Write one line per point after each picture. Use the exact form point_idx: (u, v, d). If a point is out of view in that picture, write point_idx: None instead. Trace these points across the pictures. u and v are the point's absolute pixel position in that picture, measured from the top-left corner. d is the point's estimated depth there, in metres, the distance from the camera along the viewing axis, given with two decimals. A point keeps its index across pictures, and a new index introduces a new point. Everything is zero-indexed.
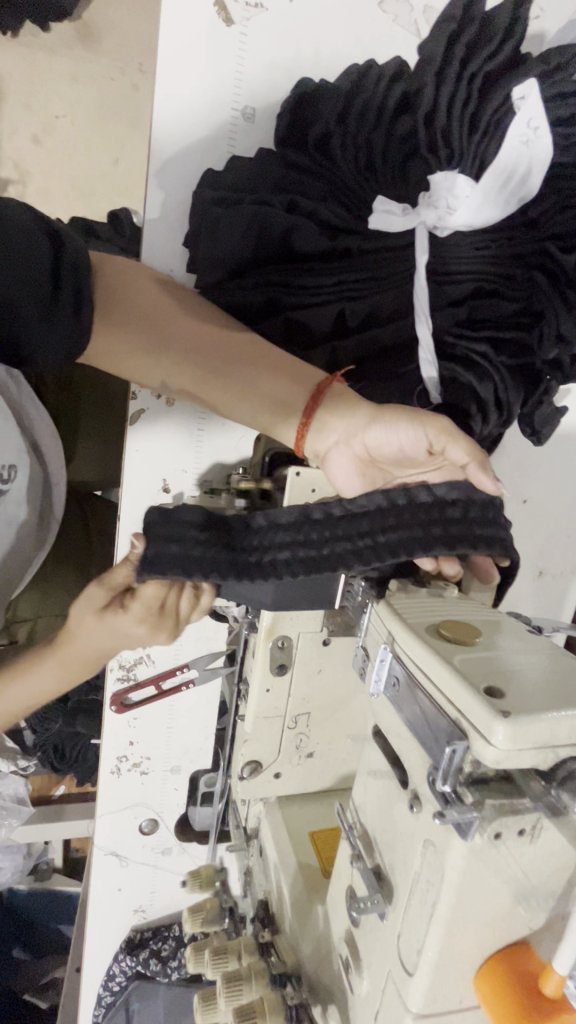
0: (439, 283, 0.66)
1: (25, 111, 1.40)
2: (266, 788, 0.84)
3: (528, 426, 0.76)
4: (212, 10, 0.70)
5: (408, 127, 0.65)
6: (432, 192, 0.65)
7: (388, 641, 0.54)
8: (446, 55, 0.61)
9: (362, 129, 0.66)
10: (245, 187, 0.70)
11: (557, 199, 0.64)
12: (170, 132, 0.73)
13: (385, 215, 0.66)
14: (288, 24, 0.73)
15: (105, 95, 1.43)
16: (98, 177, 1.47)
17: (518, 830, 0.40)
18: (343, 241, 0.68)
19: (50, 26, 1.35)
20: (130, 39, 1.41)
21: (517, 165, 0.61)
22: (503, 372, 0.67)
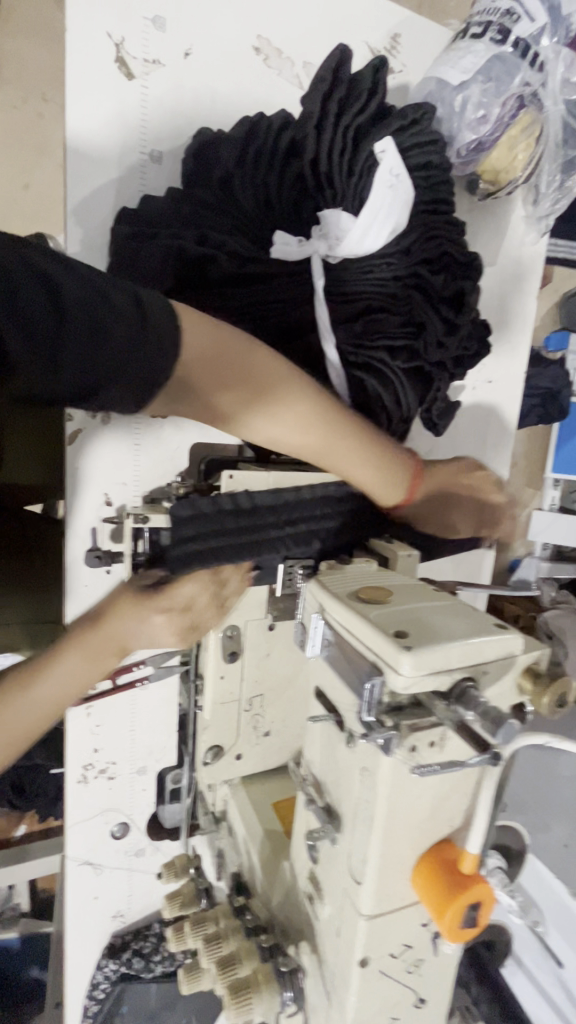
0: (337, 302, 0.77)
1: None
2: (229, 770, 0.90)
3: (429, 420, 0.87)
4: (115, 67, 0.78)
5: (297, 170, 0.75)
6: (323, 225, 0.76)
7: (319, 610, 0.62)
8: (323, 110, 0.72)
9: (258, 172, 0.76)
10: (160, 223, 0.78)
11: (424, 228, 0.76)
12: (85, 177, 0.80)
13: (284, 245, 0.77)
14: (184, 78, 0.82)
15: (7, 125, 1.43)
16: (8, 204, 1.46)
17: (429, 741, 0.51)
18: (251, 267, 0.75)
19: None
20: (29, 70, 1.42)
21: (386, 203, 0.71)
22: (401, 376, 0.78)
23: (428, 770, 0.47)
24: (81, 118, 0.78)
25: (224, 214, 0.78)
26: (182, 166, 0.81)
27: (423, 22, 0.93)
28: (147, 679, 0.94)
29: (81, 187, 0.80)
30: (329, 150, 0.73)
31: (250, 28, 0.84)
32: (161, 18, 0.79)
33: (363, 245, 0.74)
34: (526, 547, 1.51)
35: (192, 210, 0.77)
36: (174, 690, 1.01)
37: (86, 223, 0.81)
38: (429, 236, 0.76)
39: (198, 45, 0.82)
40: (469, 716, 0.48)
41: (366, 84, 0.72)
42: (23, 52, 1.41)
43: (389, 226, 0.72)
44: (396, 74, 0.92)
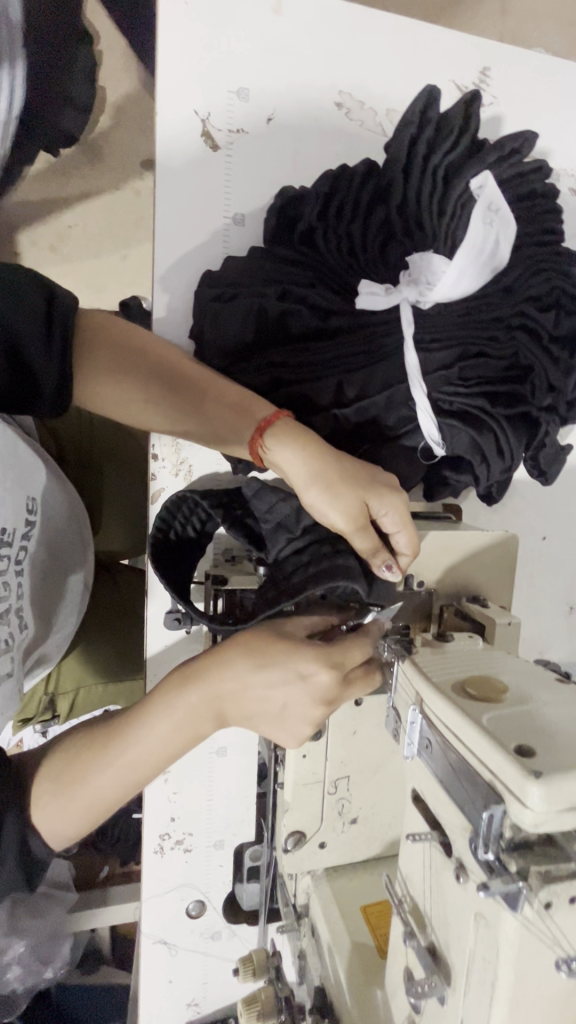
0: (427, 351, 0.70)
1: (43, 227, 1.55)
2: (312, 860, 0.81)
3: (534, 465, 0.78)
4: (201, 139, 0.80)
5: (383, 217, 0.73)
6: (412, 269, 0.72)
7: (416, 702, 0.55)
8: (410, 151, 0.70)
9: (342, 223, 0.74)
10: (242, 281, 0.77)
11: (528, 264, 0.69)
12: (173, 246, 0.82)
13: (371, 296, 0.72)
14: (267, 141, 0.82)
15: (110, 203, 1.57)
16: (108, 271, 1.58)
17: (570, 899, 0.40)
18: (334, 321, 0.73)
19: (61, 153, 1.51)
20: (129, 152, 1.55)
21: (486, 241, 0.66)
22: (502, 423, 0.70)
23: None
24: (171, 192, 0.81)
25: (306, 270, 0.76)
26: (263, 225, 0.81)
27: (517, 52, 0.88)
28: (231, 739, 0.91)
29: (171, 257, 0.82)
30: (415, 196, 0.71)
31: (331, 85, 0.83)
32: (245, 89, 0.81)
33: (459, 289, 0.68)
34: None
35: (274, 270, 0.76)
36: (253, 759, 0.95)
37: (173, 292, 0.83)
38: (534, 270, 0.70)
39: (279, 109, 0.82)
40: None
41: (458, 119, 0.67)
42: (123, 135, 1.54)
43: (488, 262, 0.67)
44: (487, 108, 0.87)
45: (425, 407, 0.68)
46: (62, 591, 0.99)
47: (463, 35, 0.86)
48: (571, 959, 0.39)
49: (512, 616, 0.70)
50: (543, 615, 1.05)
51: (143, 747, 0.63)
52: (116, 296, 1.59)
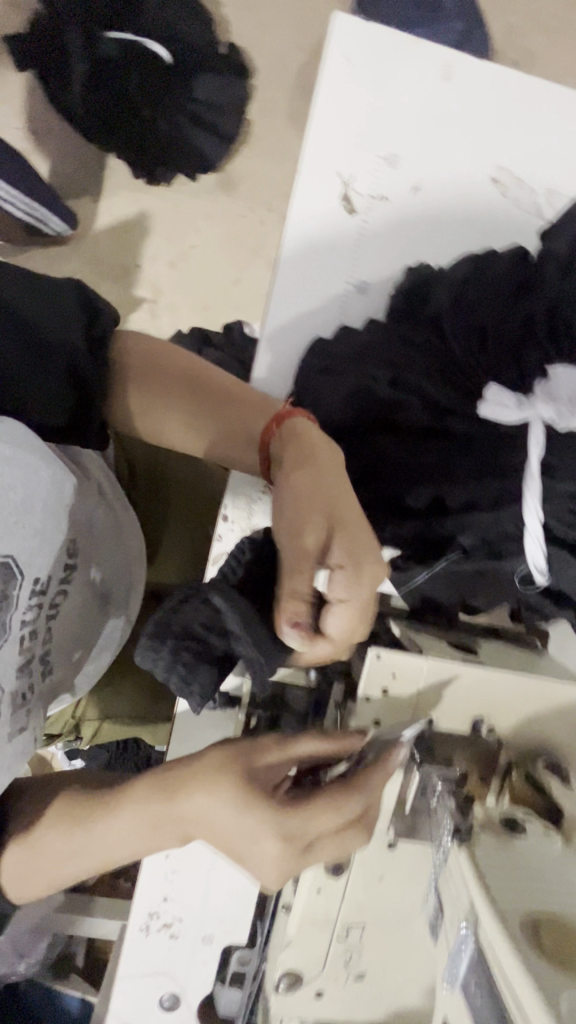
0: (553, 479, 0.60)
1: (166, 243, 1.52)
2: (305, 1007, 0.71)
3: None
4: (339, 204, 0.76)
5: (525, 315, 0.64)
6: (552, 382, 0.60)
7: (470, 917, 0.53)
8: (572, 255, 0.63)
9: (476, 314, 0.66)
10: (352, 357, 0.71)
11: None
12: (286, 308, 0.77)
13: (499, 406, 0.60)
14: (408, 212, 0.77)
15: (235, 229, 1.52)
16: (218, 292, 1.52)
17: None
18: (447, 423, 0.65)
19: (197, 175, 1.49)
20: (262, 183, 1.52)
21: None
22: None
23: None
24: (297, 253, 0.76)
25: (426, 357, 0.68)
26: (387, 300, 0.75)
27: None
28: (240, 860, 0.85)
29: (282, 318, 0.77)
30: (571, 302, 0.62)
31: (489, 160, 0.76)
32: (394, 155, 0.76)
33: None
34: None
35: (391, 352, 0.69)
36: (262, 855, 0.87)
37: (276, 355, 0.78)
38: None
39: (426, 180, 0.76)
40: None
41: None
42: (260, 168, 1.51)
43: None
44: None
45: (536, 535, 0.59)
46: (103, 625, 0.91)
47: None
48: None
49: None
50: None
51: (90, 847, 0.65)
52: (221, 314, 1.54)
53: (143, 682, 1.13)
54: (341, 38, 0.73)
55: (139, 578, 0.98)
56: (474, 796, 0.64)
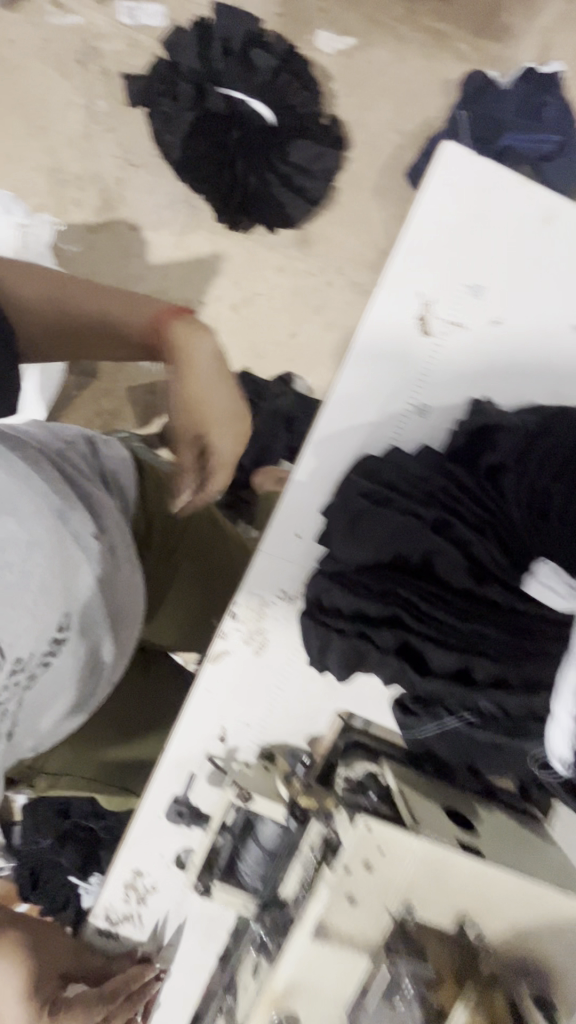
0: None
1: (231, 285, 1.51)
2: None
3: None
4: (415, 323, 0.74)
5: None
6: None
7: None
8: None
9: (541, 480, 0.63)
10: (400, 486, 0.68)
11: None
12: (343, 416, 0.74)
13: (549, 588, 0.58)
14: (483, 346, 0.74)
15: (301, 287, 1.50)
16: (272, 343, 1.51)
17: None
18: (490, 590, 0.62)
19: (276, 230, 1.48)
20: (337, 250, 1.49)
21: None
22: None
23: None
24: (364, 363, 0.74)
25: (480, 512, 0.64)
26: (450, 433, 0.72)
27: None
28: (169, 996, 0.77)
29: (337, 425, 0.75)
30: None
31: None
32: (480, 287, 0.74)
33: None
34: None
35: (444, 497, 0.65)
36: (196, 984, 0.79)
37: (323, 460, 0.75)
38: None
39: (508, 315, 0.74)
40: None
41: None
42: (338, 235, 1.49)
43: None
44: None
45: (564, 732, 0.55)
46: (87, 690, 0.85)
47: None
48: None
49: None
50: None
51: None
52: (270, 369, 1.52)
53: (113, 743, 1.07)
54: (447, 164, 0.72)
55: (133, 639, 0.93)
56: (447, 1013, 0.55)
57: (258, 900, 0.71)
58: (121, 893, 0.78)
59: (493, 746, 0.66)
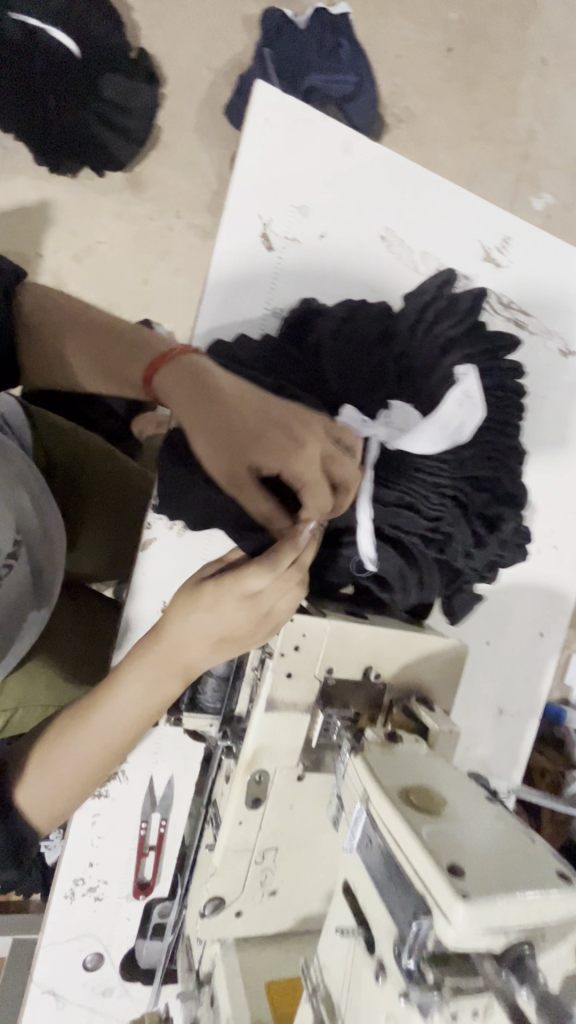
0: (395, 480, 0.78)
1: (70, 235, 1.52)
2: (225, 927, 0.83)
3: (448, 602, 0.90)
4: (259, 239, 0.89)
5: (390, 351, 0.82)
6: (391, 413, 0.77)
7: (363, 802, 0.60)
8: (421, 311, 0.86)
9: (345, 347, 0.82)
10: (256, 363, 0.84)
11: (487, 447, 0.82)
12: (218, 327, 0.90)
13: (350, 423, 0.77)
14: (314, 255, 0.92)
15: (143, 230, 1.55)
16: (127, 291, 1.55)
17: (471, 1014, 0.44)
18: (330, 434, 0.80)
19: (105, 174, 1.50)
20: (172, 191, 1.56)
21: (457, 418, 0.74)
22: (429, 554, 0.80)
23: None
24: (225, 281, 0.89)
25: (304, 379, 0.83)
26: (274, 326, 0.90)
27: (534, 234, 1.04)
28: (164, 822, 0.95)
29: (210, 334, 0.90)
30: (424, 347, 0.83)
31: (378, 219, 0.95)
32: (305, 206, 0.91)
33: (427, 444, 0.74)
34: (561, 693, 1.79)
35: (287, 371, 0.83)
36: (181, 813, 0.96)
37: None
38: (489, 451, 0.82)
39: (330, 229, 0.93)
40: (523, 993, 0.43)
41: (463, 301, 0.87)
42: (169, 176, 1.55)
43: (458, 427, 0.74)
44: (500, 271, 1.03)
45: (366, 529, 0.73)
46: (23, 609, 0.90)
47: (493, 206, 1.01)
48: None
49: (453, 725, 0.77)
50: (474, 713, 1.14)
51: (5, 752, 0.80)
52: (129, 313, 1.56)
53: None
54: (261, 99, 0.87)
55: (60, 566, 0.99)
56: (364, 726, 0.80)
57: (219, 715, 0.89)
58: None
59: (329, 559, 0.83)
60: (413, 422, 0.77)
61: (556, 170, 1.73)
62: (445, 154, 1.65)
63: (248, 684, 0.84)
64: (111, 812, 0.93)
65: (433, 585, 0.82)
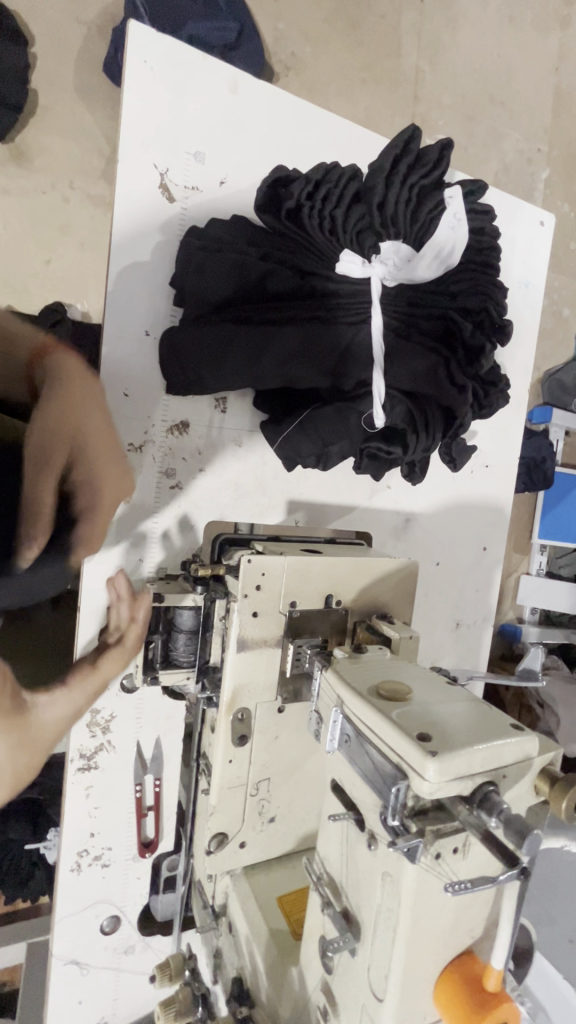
0: (400, 338, 0.87)
1: None
2: (232, 860, 0.87)
3: (447, 454, 1.02)
4: (158, 190, 0.88)
5: (363, 211, 0.79)
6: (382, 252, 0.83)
7: (338, 704, 0.64)
8: (393, 168, 0.76)
9: (326, 207, 0.80)
10: (226, 240, 0.86)
11: (472, 282, 0.87)
12: (131, 292, 0.88)
13: (350, 264, 0.83)
14: (218, 203, 0.91)
15: (36, 206, 1.46)
16: (29, 273, 1.46)
17: (452, 848, 0.51)
18: (309, 283, 0.86)
19: None
20: (60, 160, 1.47)
21: (446, 244, 0.82)
22: (426, 407, 0.88)
23: (459, 887, 0.48)
24: (132, 238, 0.87)
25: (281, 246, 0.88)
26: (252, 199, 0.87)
27: None
28: (157, 783, 0.97)
29: (124, 295, 0.88)
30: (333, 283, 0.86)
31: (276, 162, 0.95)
32: (201, 153, 0.90)
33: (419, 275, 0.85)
34: (515, 608, 1.93)
35: (250, 268, 0.83)
36: (173, 770, 0.99)
37: (124, 335, 0.89)
38: (473, 289, 0.87)
39: (230, 175, 0.92)
40: (493, 821, 0.49)
41: (435, 153, 0.76)
42: (55, 143, 1.46)
43: (441, 259, 0.83)
44: None
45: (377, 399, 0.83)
46: None
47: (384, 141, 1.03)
48: (454, 880, 0.51)
49: (412, 631, 0.84)
50: (434, 630, 1.22)
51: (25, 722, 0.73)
52: (36, 297, 1.48)
53: None
54: (137, 43, 0.84)
55: None
56: (331, 645, 0.86)
57: (195, 666, 0.90)
58: (85, 733, 0.92)
59: (334, 415, 0.88)
60: (404, 269, 0.84)
61: (444, 109, 1.77)
62: (337, 98, 1.64)
63: (220, 632, 0.85)
64: (105, 781, 0.94)
65: (438, 428, 0.89)
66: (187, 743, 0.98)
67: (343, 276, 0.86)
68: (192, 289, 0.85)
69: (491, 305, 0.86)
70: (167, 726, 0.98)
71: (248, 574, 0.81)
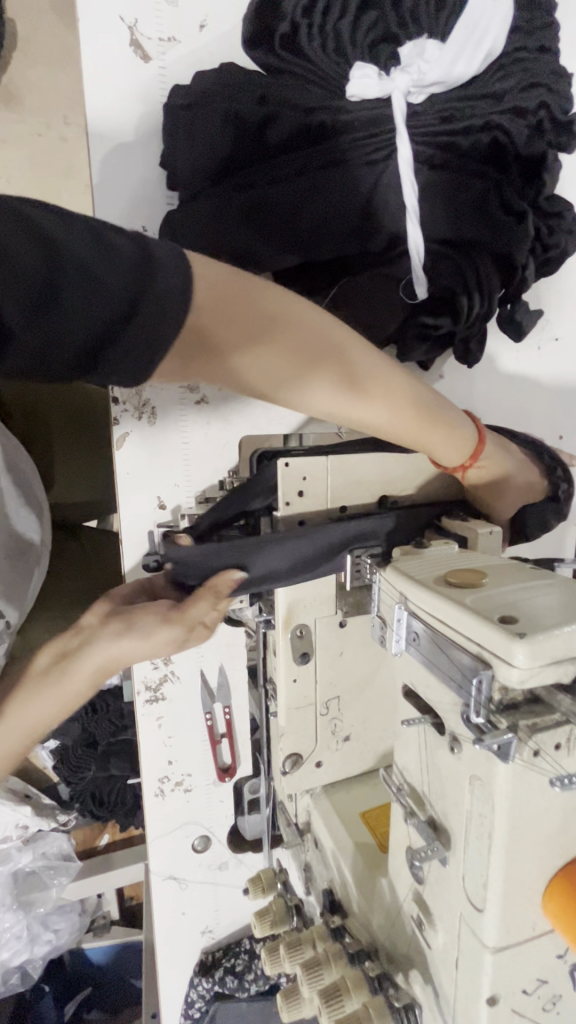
0: (436, 173, 0.73)
1: None
2: (310, 779, 0.85)
3: (509, 320, 0.87)
4: (130, 49, 0.75)
5: (373, 16, 0.66)
6: (404, 58, 0.68)
7: (401, 600, 0.56)
8: None
9: (328, 18, 0.67)
10: (213, 87, 0.72)
11: (522, 76, 0.69)
12: (120, 183, 0.78)
13: (363, 80, 0.68)
14: (202, 53, 0.77)
15: None
16: None
17: (554, 745, 0.43)
18: (318, 118, 0.70)
19: None
20: None
21: (484, 17, 0.65)
22: (476, 262, 0.75)
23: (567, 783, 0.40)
24: (109, 116, 0.76)
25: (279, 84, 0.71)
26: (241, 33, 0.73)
27: None
28: (227, 710, 0.95)
29: (112, 185, 0.78)
30: (345, 110, 0.70)
31: None
32: None
33: (452, 73, 0.67)
34: None
35: (247, 118, 0.70)
36: (241, 697, 0.96)
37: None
38: (526, 85, 0.69)
39: (211, 15, 0.77)
40: None
41: None
42: None
43: (483, 49, 0.66)
44: None
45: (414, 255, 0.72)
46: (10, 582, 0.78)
47: None
48: (566, 779, 0.42)
49: (492, 525, 0.71)
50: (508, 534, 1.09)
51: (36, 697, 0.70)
52: None
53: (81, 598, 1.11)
54: None
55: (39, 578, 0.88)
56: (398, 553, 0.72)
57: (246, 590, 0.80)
58: (148, 665, 0.90)
59: (366, 288, 0.77)
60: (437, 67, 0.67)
61: None
62: None
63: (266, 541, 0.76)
64: (173, 710, 0.93)
65: (494, 283, 0.77)
66: (251, 672, 0.94)
67: (357, 104, 0.70)
68: (184, 159, 0.73)
69: (551, 101, 0.70)
70: (230, 652, 0.94)
71: (290, 476, 0.71)
